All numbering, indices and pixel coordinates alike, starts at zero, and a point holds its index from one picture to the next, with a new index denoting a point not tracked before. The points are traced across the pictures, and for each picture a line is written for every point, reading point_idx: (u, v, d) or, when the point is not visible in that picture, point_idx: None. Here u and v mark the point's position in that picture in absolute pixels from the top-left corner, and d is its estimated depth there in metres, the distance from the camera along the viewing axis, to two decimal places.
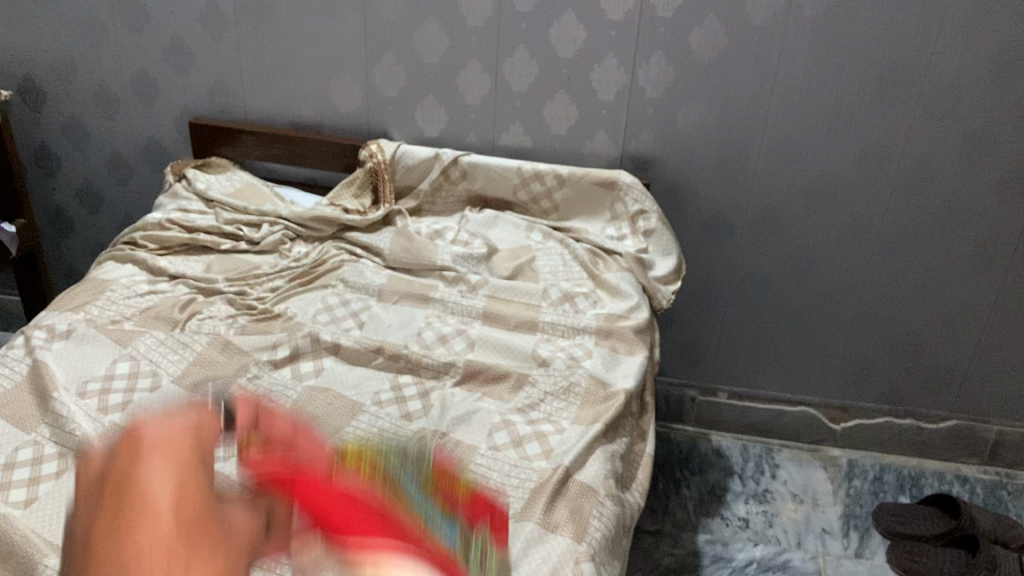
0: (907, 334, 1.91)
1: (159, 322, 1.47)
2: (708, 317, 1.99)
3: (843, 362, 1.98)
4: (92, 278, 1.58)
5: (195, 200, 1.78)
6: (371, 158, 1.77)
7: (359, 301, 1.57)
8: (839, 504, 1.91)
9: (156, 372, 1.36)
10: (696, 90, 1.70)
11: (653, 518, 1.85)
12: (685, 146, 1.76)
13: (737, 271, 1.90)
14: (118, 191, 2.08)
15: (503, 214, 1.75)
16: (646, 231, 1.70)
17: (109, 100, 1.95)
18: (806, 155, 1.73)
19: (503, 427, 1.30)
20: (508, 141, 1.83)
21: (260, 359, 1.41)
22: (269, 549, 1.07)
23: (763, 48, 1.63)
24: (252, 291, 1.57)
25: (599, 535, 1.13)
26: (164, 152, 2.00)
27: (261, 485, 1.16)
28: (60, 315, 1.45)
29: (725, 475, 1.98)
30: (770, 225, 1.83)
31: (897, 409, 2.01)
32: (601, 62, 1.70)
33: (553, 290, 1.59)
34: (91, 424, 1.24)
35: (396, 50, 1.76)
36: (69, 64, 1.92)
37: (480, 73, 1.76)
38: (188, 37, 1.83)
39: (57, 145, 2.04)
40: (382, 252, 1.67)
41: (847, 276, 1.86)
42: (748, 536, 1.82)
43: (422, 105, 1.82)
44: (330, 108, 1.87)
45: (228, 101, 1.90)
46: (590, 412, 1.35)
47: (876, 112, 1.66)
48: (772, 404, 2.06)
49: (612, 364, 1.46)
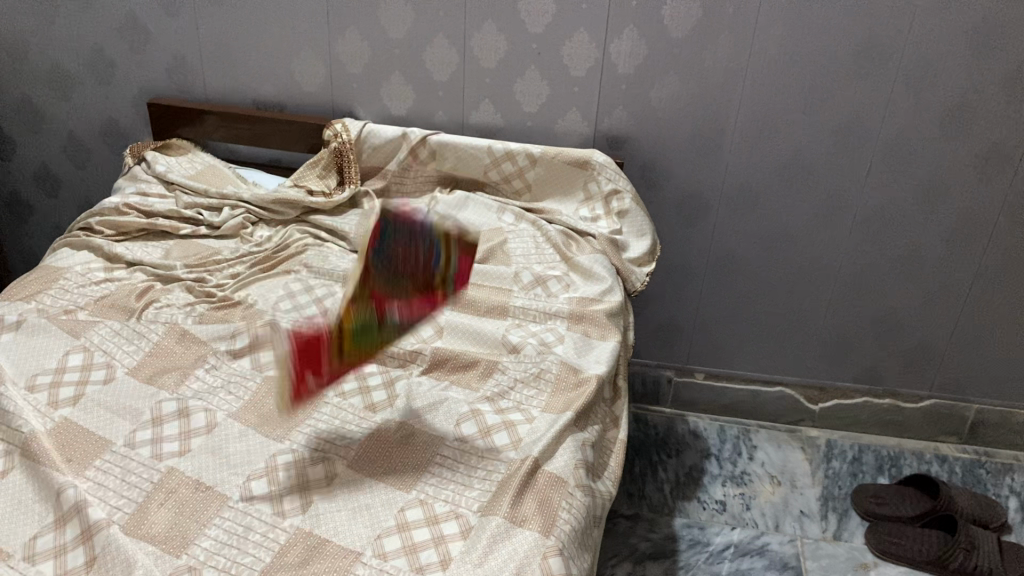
0: (885, 313, 1.88)
1: (114, 312, 1.42)
2: (684, 298, 1.95)
3: (821, 342, 1.96)
4: (46, 265, 1.53)
5: (155, 182, 1.72)
6: (336, 138, 1.71)
7: (324, 287, 1.52)
8: (818, 486, 1.89)
9: (111, 363, 1.31)
10: (670, 64, 1.65)
11: (630, 502, 1.82)
12: (660, 123, 1.72)
13: (714, 251, 1.87)
14: (77, 174, 2.01)
15: (473, 196, 1.69)
16: (621, 212, 1.66)
17: (64, 79, 1.88)
18: (782, 131, 1.69)
19: (471, 415, 1.26)
20: (478, 119, 1.78)
21: (218, 348, 1.36)
22: (224, 548, 1.03)
23: (737, 21, 1.58)
24: (212, 278, 1.52)
25: (568, 528, 1.09)
26: (123, 133, 1.93)
27: (218, 481, 1.12)
28: (10, 305, 1.40)
29: (702, 457, 1.96)
30: (746, 204, 1.79)
31: (875, 388, 1.99)
32: (571, 36, 1.65)
33: (525, 273, 1.55)
34: (40, 419, 1.19)
35: (359, 25, 1.70)
36: (21, 42, 1.84)
37: (447, 48, 1.70)
38: (143, 13, 1.76)
39: (12, 127, 1.97)
40: (347, 236, 1.62)
41: (825, 254, 1.83)
42: (726, 519, 1.79)
43: (388, 82, 1.76)
44: (293, 86, 1.81)
45: (188, 80, 1.84)
46: (561, 399, 1.31)
47: (854, 87, 1.62)
48: (749, 384, 2.04)
49: (584, 350, 1.41)
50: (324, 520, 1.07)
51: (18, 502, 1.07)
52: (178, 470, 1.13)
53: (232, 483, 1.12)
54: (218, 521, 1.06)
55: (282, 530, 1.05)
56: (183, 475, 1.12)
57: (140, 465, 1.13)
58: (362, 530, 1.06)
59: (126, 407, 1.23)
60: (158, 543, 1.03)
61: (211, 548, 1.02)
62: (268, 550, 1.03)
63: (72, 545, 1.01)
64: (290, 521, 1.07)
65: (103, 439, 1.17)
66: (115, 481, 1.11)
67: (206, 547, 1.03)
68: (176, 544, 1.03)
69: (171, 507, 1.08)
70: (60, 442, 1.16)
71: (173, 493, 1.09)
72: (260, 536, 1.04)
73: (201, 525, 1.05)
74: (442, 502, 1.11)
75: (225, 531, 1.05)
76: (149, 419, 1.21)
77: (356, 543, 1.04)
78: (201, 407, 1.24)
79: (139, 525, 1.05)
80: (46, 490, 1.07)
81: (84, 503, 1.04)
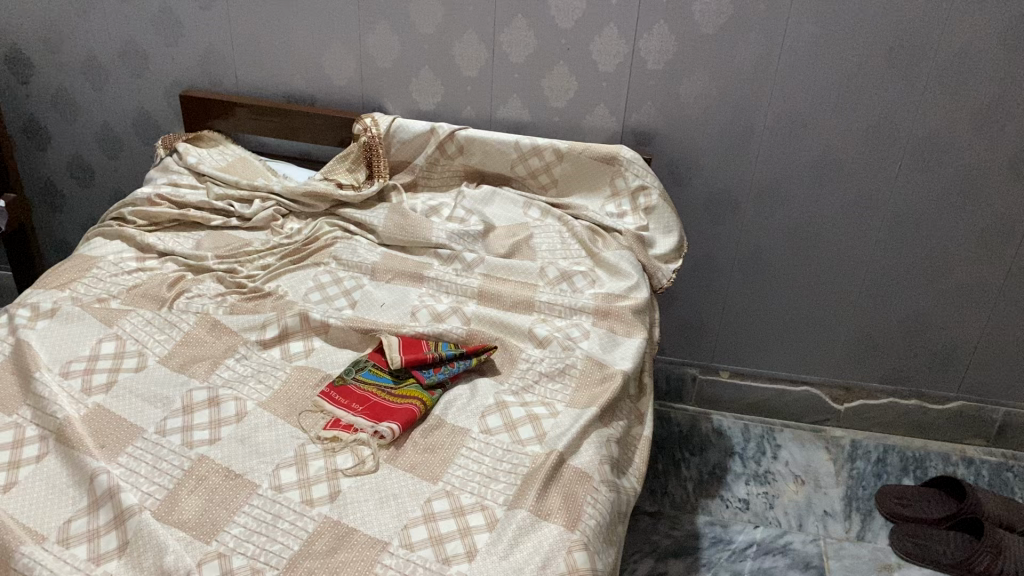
0: (912, 313, 1.87)
1: (146, 301, 1.43)
2: (710, 295, 1.95)
3: (848, 342, 1.94)
4: (79, 255, 1.54)
5: (186, 174, 1.74)
6: (365, 132, 1.72)
7: (352, 279, 1.54)
8: (842, 486, 1.88)
9: (142, 352, 1.33)
10: (700, 60, 1.64)
11: (652, 499, 1.82)
12: (688, 120, 1.72)
13: (741, 249, 1.86)
14: (109, 164, 2.03)
15: (500, 190, 1.71)
16: (647, 208, 1.65)
17: (99, 71, 1.90)
18: (813, 128, 1.68)
19: (496, 410, 1.26)
20: (506, 114, 1.78)
21: (248, 339, 1.38)
22: (253, 536, 1.04)
23: (768, 18, 1.58)
24: (243, 269, 1.54)
25: (593, 522, 1.10)
26: (155, 124, 1.95)
27: (247, 469, 1.13)
28: (44, 293, 1.42)
29: (726, 455, 1.95)
30: (775, 202, 1.78)
31: (902, 389, 1.98)
32: (601, 32, 1.65)
33: (551, 268, 1.55)
34: (74, 405, 1.21)
35: (390, 19, 1.71)
36: (56, 33, 1.87)
37: (477, 43, 1.71)
38: (177, 6, 1.78)
39: (47, 118, 1.99)
40: (375, 229, 1.63)
41: (853, 252, 1.81)
42: (749, 518, 1.79)
43: (417, 76, 1.77)
44: (323, 80, 1.82)
45: (219, 73, 1.86)
46: (587, 394, 1.31)
47: (887, 86, 1.60)
48: (775, 383, 2.03)
49: (610, 345, 1.41)
50: (351, 509, 1.08)
51: (53, 486, 1.09)
52: (208, 458, 1.14)
53: (261, 471, 1.13)
54: (247, 509, 1.07)
55: (310, 518, 1.07)
56: (214, 462, 1.14)
57: (171, 452, 1.15)
58: (388, 519, 1.07)
59: (157, 396, 1.25)
60: (188, 529, 1.05)
61: (240, 535, 1.04)
62: (297, 539, 1.04)
63: (105, 529, 1.03)
64: (318, 510, 1.08)
65: (135, 426, 1.19)
66: (147, 468, 1.13)
67: (235, 534, 1.04)
68: (206, 531, 1.04)
69: (202, 494, 1.09)
70: (93, 428, 1.18)
71: (203, 480, 1.11)
72: (289, 524, 1.06)
73: (231, 513, 1.07)
74: (468, 493, 1.12)
75: (254, 518, 1.06)
76: (180, 407, 1.23)
77: (382, 533, 1.05)
78: (232, 396, 1.25)
79: (170, 511, 1.07)
80: (80, 475, 1.09)
81: (117, 488, 1.06)
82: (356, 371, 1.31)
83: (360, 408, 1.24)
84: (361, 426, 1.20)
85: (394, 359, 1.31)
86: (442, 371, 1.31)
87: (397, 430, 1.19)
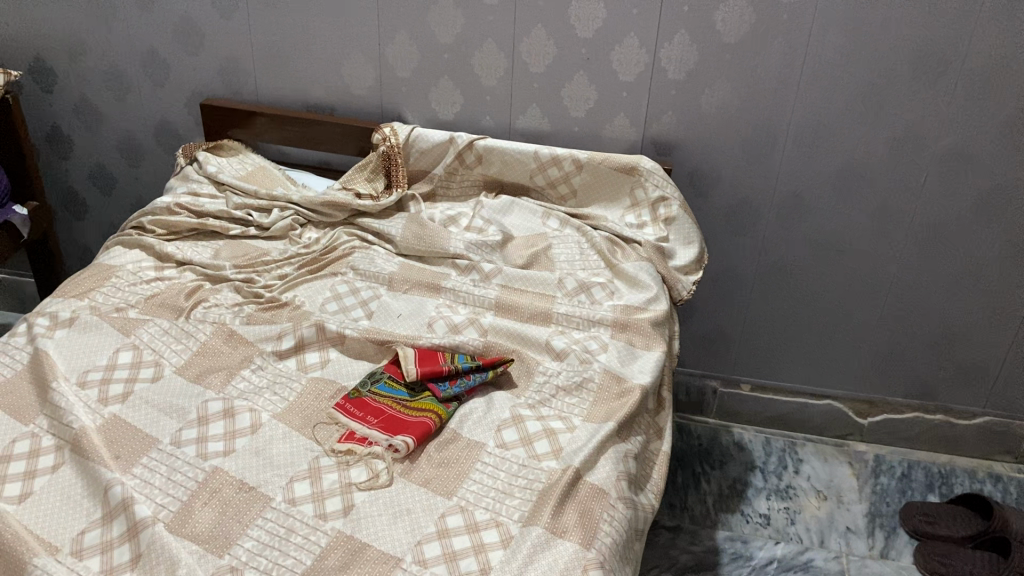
0: (938, 327, 1.83)
1: (164, 310, 1.43)
2: (732, 307, 1.92)
3: (872, 355, 1.91)
4: (98, 264, 1.55)
5: (206, 183, 1.74)
6: (384, 142, 1.71)
7: (369, 289, 1.53)
8: (865, 502, 1.84)
9: (159, 361, 1.33)
10: (722, 70, 1.63)
11: (671, 513, 1.80)
12: (709, 130, 1.70)
13: (762, 260, 1.83)
14: (131, 172, 2.04)
15: (519, 200, 1.69)
16: (667, 219, 1.63)
17: (121, 80, 1.91)
18: (837, 139, 1.65)
19: (512, 423, 1.25)
20: (525, 124, 1.77)
21: (265, 349, 1.37)
22: (266, 550, 1.03)
23: (791, 27, 1.56)
24: (260, 279, 1.54)
25: (609, 540, 1.08)
26: (176, 133, 1.96)
27: (261, 482, 1.13)
28: (63, 302, 1.43)
29: (747, 469, 1.92)
30: (797, 213, 1.76)
31: (927, 404, 1.94)
32: (621, 42, 1.64)
33: (569, 280, 1.54)
34: (90, 415, 1.21)
35: (409, 29, 1.71)
36: (79, 43, 1.88)
37: (496, 52, 1.70)
38: (198, 16, 1.79)
39: (69, 126, 2.01)
40: (393, 239, 1.62)
41: (878, 265, 1.78)
42: (769, 533, 1.76)
43: (436, 86, 1.76)
44: (343, 89, 1.82)
45: (240, 82, 1.86)
46: (604, 409, 1.29)
47: (913, 96, 1.58)
48: (797, 396, 2.00)
49: (629, 359, 1.40)
50: (365, 524, 1.07)
51: (68, 497, 1.09)
52: (222, 470, 1.14)
53: (275, 484, 1.12)
54: (261, 522, 1.07)
55: (323, 533, 1.06)
56: (228, 474, 1.13)
57: (185, 464, 1.15)
58: (402, 535, 1.06)
59: (172, 406, 1.25)
60: (201, 542, 1.04)
61: (253, 549, 1.03)
62: (309, 553, 1.03)
63: (118, 541, 1.03)
64: (331, 525, 1.07)
65: (150, 436, 1.19)
66: (161, 479, 1.12)
67: (248, 548, 1.04)
68: (218, 544, 1.04)
69: (215, 506, 1.09)
70: (109, 438, 1.18)
71: (217, 493, 1.11)
72: (302, 538, 1.05)
73: (244, 526, 1.06)
74: (483, 509, 1.11)
75: (268, 531, 1.06)
76: (195, 418, 1.22)
77: (396, 549, 1.04)
78: (247, 407, 1.25)
79: (184, 523, 1.06)
80: (95, 486, 1.09)
81: (131, 500, 1.05)
82: (371, 383, 1.30)
83: (375, 421, 1.23)
84: (376, 440, 1.19)
85: (409, 371, 1.30)
86: (459, 384, 1.30)
87: (411, 444, 1.18)
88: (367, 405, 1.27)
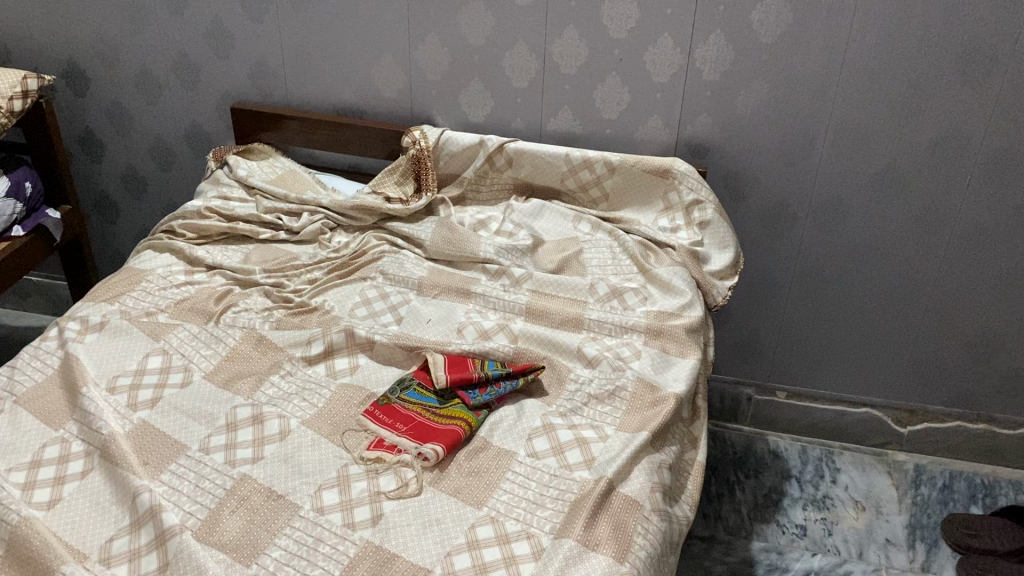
0: (981, 333, 1.78)
1: (193, 315, 1.43)
2: (768, 313, 1.88)
3: (912, 362, 1.86)
4: (129, 268, 1.55)
5: (236, 187, 1.73)
6: (414, 145, 1.69)
7: (398, 294, 1.52)
8: (905, 513, 1.79)
9: (188, 367, 1.32)
10: (758, 71, 1.59)
11: (705, 523, 1.76)
12: (745, 131, 1.66)
13: (799, 265, 1.79)
14: (162, 176, 2.05)
15: (550, 204, 1.67)
16: (702, 223, 1.60)
17: (152, 84, 1.91)
18: (876, 141, 1.61)
19: (543, 432, 1.23)
20: (556, 126, 1.75)
21: (294, 355, 1.36)
22: (294, 559, 1.02)
23: (830, 27, 1.52)
24: (290, 283, 1.53)
25: (643, 554, 1.05)
26: (206, 137, 1.96)
27: (289, 490, 1.11)
28: (94, 306, 1.42)
29: (783, 478, 1.88)
30: (835, 217, 1.71)
31: (970, 413, 1.88)
32: (655, 42, 1.61)
33: (601, 285, 1.51)
34: (120, 421, 1.21)
35: (440, 31, 1.69)
36: (112, 47, 1.89)
37: (528, 54, 1.67)
38: (229, 19, 1.78)
39: (102, 131, 2.02)
40: (423, 243, 1.60)
41: (918, 270, 1.74)
42: (806, 545, 1.72)
43: (466, 88, 1.75)
44: (373, 92, 1.81)
45: (270, 86, 1.86)
46: (637, 417, 1.26)
47: (957, 97, 1.53)
48: (834, 404, 1.95)
49: (662, 366, 1.37)
50: (394, 534, 1.05)
51: (97, 503, 1.09)
52: (251, 477, 1.12)
53: (303, 492, 1.11)
54: (289, 531, 1.05)
55: (352, 542, 1.04)
56: (256, 482, 1.12)
57: (213, 471, 1.14)
58: (431, 546, 1.04)
59: (201, 412, 1.24)
60: (229, 551, 1.03)
61: (280, 559, 1.02)
62: (337, 563, 1.01)
63: (146, 549, 1.02)
64: (359, 535, 1.05)
65: (178, 443, 1.18)
66: (189, 486, 1.11)
67: (276, 557, 1.02)
68: (246, 553, 1.03)
69: (243, 514, 1.08)
70: (137, 444, 1.17)
71: (245, 501, 1.09)
72: (330, 547, 1.03)
73: (272, 535, 1.05)
74: (513, 520, 1.08)
75: (296, 541, 1.04)
76: (224, 425, 1.22)
77: (425, 560, 1.02)
78: (275, 413, 1.24)
79: (211, 531, 1.05)
80: (123, 493, 1.08)
81: (159, 507, 1.04)
82: (400, 390, 1.28)
83: (405, 428, 1.21)
84: (406, 447, 1.17)
85: (439, 378, 1.28)
86: (488, 393, 1.27)
87: (441, 452, 1.16)
88: (398, 411, 1.25)
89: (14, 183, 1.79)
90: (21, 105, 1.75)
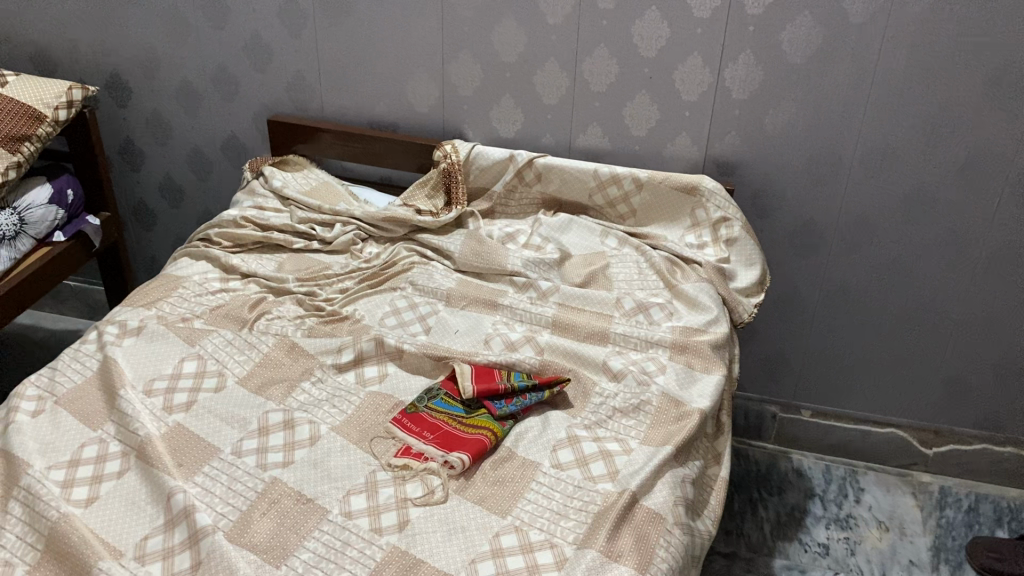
0: (1009, 355, 1.77)
1: (227, 321, 1.46)
2: (793, 331, 1.89)
3: (938, 383, 1.86)
4: (166, 274, 1.59)
5: (271, 197, 1.77)
6: (445, 159, 1.72)
7: (427, 304, 1.55)
8: (929, 535, 1.78)
9: (222, 372, 1.35)
10: (788, 91, 1.60)
11: (727, 539, 1.76)
12: (773, 150, 1.67)
13: (825, 283, 1.80)
14: (199, 185, 2.10)
15: (577, 218, 1.69)
16: (729, 240, 1.61)
17: (191, 95, 1.96)
18: (904, 162, 1.62)
19: (568, 444, 1.24)
20: (586, 142, 1.77)
21: (325, 362, 1.39)
22: (322, 562, 1.04)
23: (859, 48, 1.53)
24: (321, 292, 1.56)
25: (665, 566, 1.07)
26: (243, 147, 2.01)
27: (318, 494, 1.14)
28: (132, 311, 1.46)
29: (806, 497, 1.87)
30: (862, 236, 1.72)
31: (996, 435, 1.87)
32: (685, 61, 1.63)
33: (627, 299, 1.51)
34: (155, 423, 1.24)
35: (473, 48, 1.72)
36: (153, 60, 1.94)
37: (559, 71, 1.70)
38: (268, 34, 1.83)
39: (142, 140, 2.07)
40: (452, 255, 1.63)
41: (946, 291, 1.73)
42: (828, 563, 1.72)
43: (498, 104, 1.77)
44: (406, 107, 1.84)
45: (306, 99, 1.90)
46: (661, 432, 1.28)
47: (987, 120, 1.54)
48: (859, 423, 1.95)
49: (687, 381, 1.38)
50: (420, 540, 1.08)
51: (132, 503, 1.12)
52: (281, 481, 1.15)
53: (332, 497, 1.14)
54: (317, 534, 1.08)
55: (379, 547, 1.07)
56: (286, 486, 1.15)
57: (246, 474, 1.17)
58: (456, 552, 1.06)
59: (234, 416, 1.27)
60: (260, 552, 1.06)
61: (310, 561, 1.05)
62: (364, 567, 1.04)
63: (179, 548, 1.05)
64: (386, 539, 1.08)
65: (211, 446, 1.21)
66: (222, 488, 1.14)
67: (305, 559, 1.05)
68: (276, 554, 1.05)
69: (273, 517, 1.10)
70: (172, 446, 1.21)
71: (275, 504, 1.12)
72: (357, 551, 1.06)
73: (301, 538, 1.08)
74: (537, 529, 1.10)
75: (324, 544, 1.07)
76: (256, 429, 1.25)
77: (450, 566, 1.04)
78: (306, 419, 1.26)
79: (243, 533, 1.08)
80: (158, 493, 1.12)
81: (193, 508, 1.07)
82: (428, 399, 1.30)
83: (431, 436, 1.23)
84: (432, 455, 1.19)
85: (466, 389, 1.29)
86: (514, 403, 1.29)
87: (467, 461, 1.18)
88: (425, 419, 1.27)
89: (56, 190, 1.85)
90: (66, 115, 1.81)
